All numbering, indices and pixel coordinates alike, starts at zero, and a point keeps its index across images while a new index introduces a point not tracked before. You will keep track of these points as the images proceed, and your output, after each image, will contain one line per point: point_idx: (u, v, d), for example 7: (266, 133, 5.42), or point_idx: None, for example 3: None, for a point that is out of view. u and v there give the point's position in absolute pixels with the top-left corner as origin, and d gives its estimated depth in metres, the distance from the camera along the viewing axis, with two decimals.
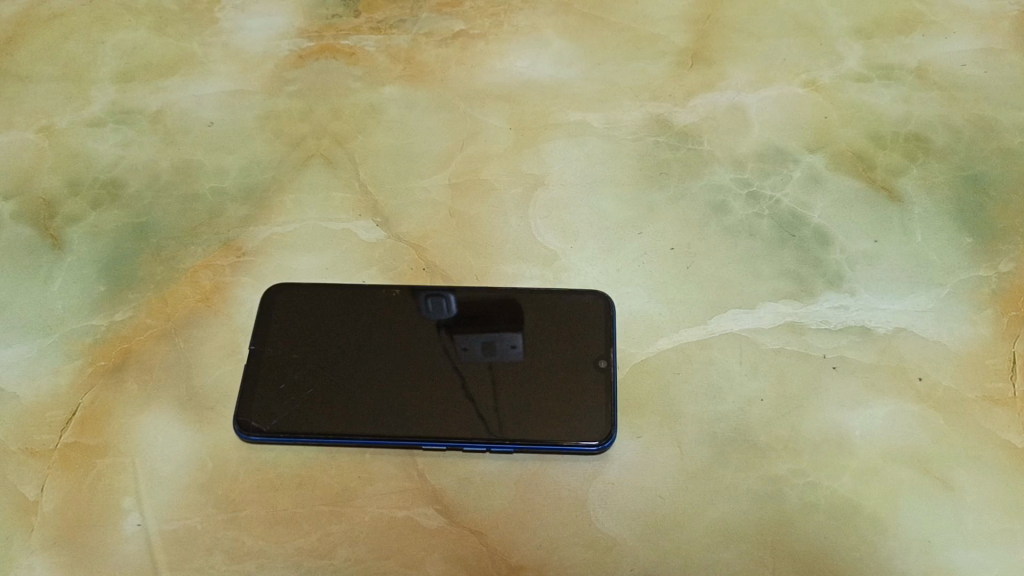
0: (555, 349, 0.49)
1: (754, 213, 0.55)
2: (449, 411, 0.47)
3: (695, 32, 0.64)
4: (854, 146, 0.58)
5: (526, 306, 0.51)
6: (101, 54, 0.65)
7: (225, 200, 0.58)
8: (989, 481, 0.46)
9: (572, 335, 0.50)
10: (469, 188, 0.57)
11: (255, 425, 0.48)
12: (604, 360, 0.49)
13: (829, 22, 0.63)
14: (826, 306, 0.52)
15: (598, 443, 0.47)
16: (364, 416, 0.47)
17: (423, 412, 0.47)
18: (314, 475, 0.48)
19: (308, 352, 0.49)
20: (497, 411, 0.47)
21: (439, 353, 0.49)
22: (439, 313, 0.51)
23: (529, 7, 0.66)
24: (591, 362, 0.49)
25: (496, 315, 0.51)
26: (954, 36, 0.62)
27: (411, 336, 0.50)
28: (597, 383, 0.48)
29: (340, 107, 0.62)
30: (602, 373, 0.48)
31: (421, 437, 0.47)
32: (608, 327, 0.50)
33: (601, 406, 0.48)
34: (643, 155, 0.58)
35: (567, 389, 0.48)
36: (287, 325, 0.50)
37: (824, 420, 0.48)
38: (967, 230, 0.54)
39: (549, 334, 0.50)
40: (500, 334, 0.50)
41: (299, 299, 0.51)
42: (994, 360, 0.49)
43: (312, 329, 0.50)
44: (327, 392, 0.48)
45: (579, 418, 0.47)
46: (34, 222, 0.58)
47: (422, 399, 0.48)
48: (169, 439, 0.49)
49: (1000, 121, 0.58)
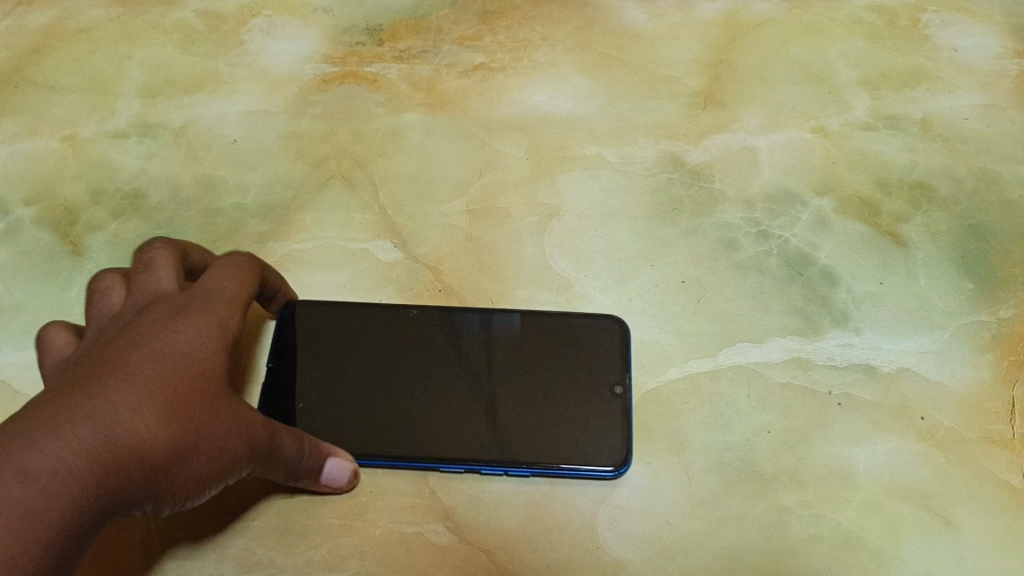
0: (557, 381, 0.50)
1: (763, 251, 0.57)
2: (453, 438, 0.48)
3: (708, 76, 0.65)
4: (861, 192, 0.60)
5: (526, 336, 0.51)
6: (127, 69, 0.67)
7: (246, 215, 0.59)
8: (989, 520, 0.47)
9: (578, 366, 0.51)
10: (486, 214, 0.59)
11: None
12: (618, 387, 0.50)
13: (837, 72, 0.66)
14: (832, 343, 0.53)
15: (611, 468, 0.47)
16: (371, 442, 0.48)
17: (436, 436, 0.48)
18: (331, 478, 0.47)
19: (324, 371, 0.50)
20: (499, 443, 0.48)
21: (439, 383, 0.50)
22: (438, 342, 0.51)
23: (547, 45, 0.68)
24: (605, 389, 0.50)
25: (495, 344, 0.51)
26: (957, 92, 0.64)
27: (410, 365, 0.50)
28: (613, 408, 0.49)
29: (362, 131, 0.63)
30: (618, 399, 0.50)
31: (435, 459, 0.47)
32: (620, 354, 0.51)
33: (615, 433, 0.48)
34: (657, 190, 0.60)
35: (574, 417, 0.49)
36: (302, 344, 0.51)
37: (830, 453, 0.49)
38: (968, 277, 0.56)
39: (552, 366, 0.50)
40: (500, 364, 0.50)
41: (310, 323, 0.52)
42: (994, 403, 0.51)
43: (321, 353, 0.51)
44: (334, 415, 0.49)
45: (589, 445, 0.48)
46: (55, 228, 0.59)
47: (427, 426, 0.48)
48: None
49: (1002, 175, 0.60)
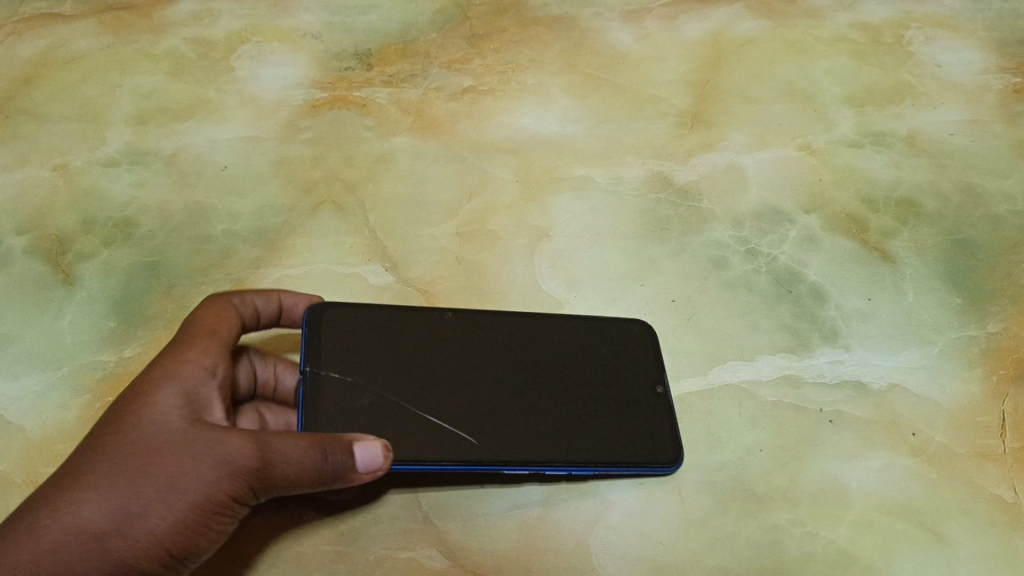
0: (605, 382, 0.49)
1: (752, 269, 0.57)
2: (524, 438, 0.46)
3: (695, 96, 0.66)
4: (849, 209, 0.60)
5: (568, 339, 0.51)
6: (117, 98, 0.67)
7: (237, 241, 0.60)
8: (983, 536, 0.47)
9: (618, 366, 0.50)
10: (476, 237, 0.59)
11: None
12: (659, 386, 0.50)
13: (823, 90, 0.66)
14: (822, 360, 0.53)
15: (670, 464, 0.47)
16: (437, 443, 0.45)
17: (506, 437, 0.46)
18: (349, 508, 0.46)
19: (371, 375, 0.46)
20: (566, 442, 0.47)
21: (493, 386, 0.48)
22: (479, 340, 0.49)
23: (535, 67, 0.68)
24: (647, 386, 0.50)
25: (542, 346, 0.50)
26: (942, 107, 0.65)
27: (468, 365, 0.48)
28: (657, 407, 0.49)
29: (352, 155, 0.63)
30: (659, 397, 0.49)
31: (505, 461, 0.45)
32: (653, 354, 0.51)
33: (669, 430, 0.48)
34: (645, 211, 0.60)
35: (637, 416, 0.48)
36: (343, 345, 0.47)
37: (819, 472, 0.49)
38: (956, 291, 0.56)
39: (593, 364, 0.50)
40: (545, 365, 0.49)
41: (345, 321, 0.48)
42: (983, 418, 0.51)
43: (362, 353, 0.47)
44: (394, 420, 0.45)
45: (648, 442, 0.48)
46: (46, 257, 0.59)
47: (492, 427, 0.46)
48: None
49: (988, 189, 0.61)
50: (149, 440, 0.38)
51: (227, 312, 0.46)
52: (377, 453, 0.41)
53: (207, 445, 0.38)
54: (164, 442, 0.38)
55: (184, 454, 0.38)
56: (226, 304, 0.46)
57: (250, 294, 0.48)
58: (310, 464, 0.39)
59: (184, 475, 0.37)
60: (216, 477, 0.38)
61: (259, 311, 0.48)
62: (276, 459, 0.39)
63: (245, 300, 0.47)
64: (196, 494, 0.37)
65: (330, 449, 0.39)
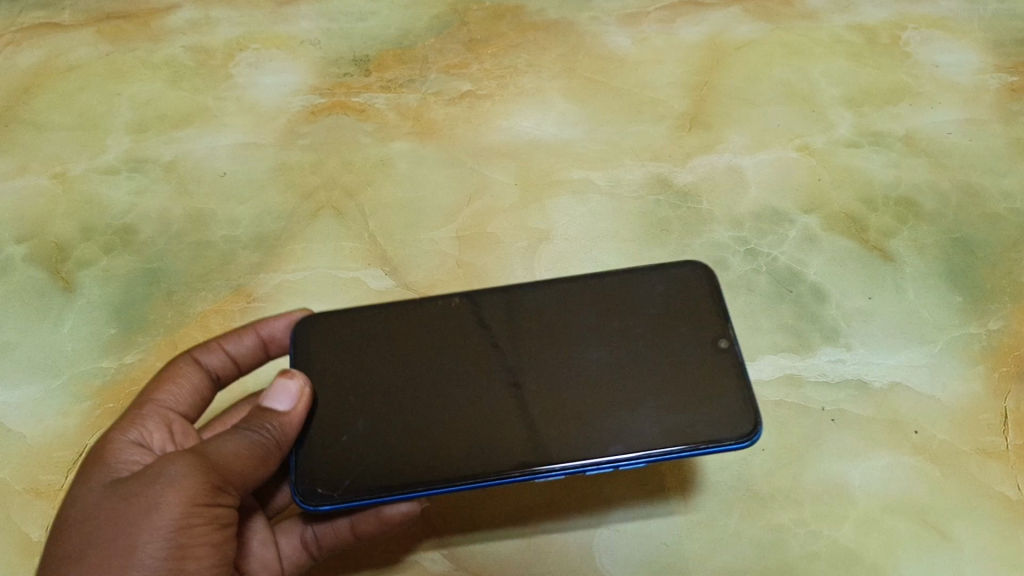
0: (652, 349, 0.43)
1: (752, 269, 0.57)
2: (548, 437, 0.41)
3: (693, 98, 0.66)
4: (848, 209, 0.60)
5: (601, 308, 0.45)
6: (116, 106, 0.67)
7: (237, 247, 0.60)
8: (987, 533, 0.47)
9: (666, 323, 0.44)
10: (476, 241, 0.59)
11: (322, 493, 0.40)
12: (723, 339, 0.43)
13: (821, 91, 0.66)
14: (823, 359, 0.53)
15: (740, 439, 0.40)
16: (439, 462, 0.41)
17: (526, 437, 0.41)
18: (357, 529, 0.45)
19: (366, 390, 0.43)
20: (605, 437, 0.41)
21: (510, 382, 0.43)
22: (498, 325, 0.45)
23: (534, 71, 0.69)
24: (707, 343, 0.43)
25: (568, 323, 0.45)
26: (940, 107, 0.65)
27: (478, 358, 0.44)
28: (722, 366, 0.42)
29: (351, 161, 0.63)
30: (723, 353, 0.42)
31: (532, 471, 0.40)
32: (713, 301, 0.44)
33: (736, 399, 0.41)
34: (644, 213, 0.60)
35: (693, 389, 0.42)
36: (332, 361, 0.44)
37: (822, 471, 0.49)
38: (957, 290, 0.56)
39: (637, 327, 0.44)
40: (581, 341, 0.44)
41: (334, 328, 0.45)
42: (987, 415, 0.51)
43: (347, 368, 0.44)
44: (395, 442, 0.42)
45: (708, 418, 0.41)
46: (46, 265, 0.59)
47: (505, 430, 0.42)
48: (254, 539, 0.45)
49: (987, 188, 0.61)
50: (90, 516, 0.36)
51: (182, 373, 0.46)
52: (292, 387, 0.41)
53: (147, 477, 0.36)
54: (109, 496, 0.37)
55: (128, 499, 0.36)
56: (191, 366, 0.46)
57: (213, 342, 0.47)
58: (250, 442, 0.39)
59: (150, 507, 0.35)
60: (185, 492, 0.36)
61: (234, 356, 0.48)
62: (219, 451, 0.38)
63: (207, 351, 0.47)
64: (175, 514, 0.35)
65: (262, 426, 0.40)
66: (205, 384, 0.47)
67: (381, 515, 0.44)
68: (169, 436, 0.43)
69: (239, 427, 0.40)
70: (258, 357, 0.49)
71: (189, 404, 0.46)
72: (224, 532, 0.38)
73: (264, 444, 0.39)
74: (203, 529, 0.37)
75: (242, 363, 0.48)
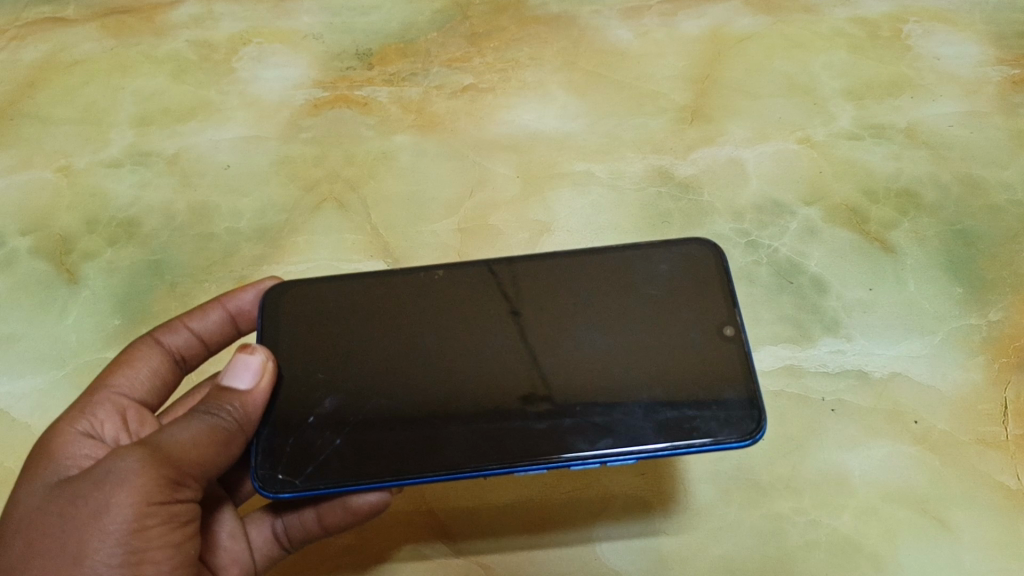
0: (653, 330, 0.44)
1: (753, 261, 0.58)
2: (529, 427, 0.41)
3: (694, 91, 0.66)
4: (849, 201, 0.60)
5: (596, 288, 0.46)
6: (120, 100, 0.68)
7: (240, 239, 0.60)
8: (986, 522, 0.47)
9: (671, 306, 0.44)
10: (477, 233, 0.59)
11: (284, 479, 0.40)
12: (728, 328, 0.43)
13: (822, 84, 0.67)
14: (824, 350, 0.53)
15: (744, 437, 0.39)
16: (410, 446, 0.40)
17: (502, 424, 0.41)
18: (324, 521, 0.44)
19: (337, 368, 0.44)
20: (589, 429, 0.40)
21: (491, 364, 0.43)
22: (498, 299, 0.46)
23: (535, 65, 0.69)
24: (712, 331, 0.43)
25: (561, 301, 0.45)
26: (941, 99, 0.65)
27: (461, 339, 0.45)
28: (728, 353, 0.42)
29: (353, 154, 0.64)
30: (729, 340, 0.42)
31: (515, 462, 0.39)
32: (717, 281, 0.45)
33: (738, 391, 0.41)
34: (645, 205, 0.61)
35: (684, 378, 0.42)
36: (303, 336, 0.45)
37: (822, 460, 0.49)
38: (957, 281, 0.56)
39: (641, 307, 0.45)
40: (576, 322, 0.45)
41: (311, 302, 0.46)
42: (986, 405, 0.51)
43: (323, 346, 0.44)
44: (365, 423, 0.41)
45: (707, 411, 0.40)
46: (51, 258, 0.60)
47: (480, 416, 0.41)
48: (221, 531, 0.44)
49: (988, 180, 0.61)
50: (39, 520, 0.36)
51: (141, 356, 0.46)
52: (253, 363, 0.41)
53: (97, 476, 0.36)
54: (60, 498, 0.36)
55: (77, 502, 0.35)
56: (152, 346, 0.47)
57: (176, 322, 0.48)
58: (208, 428, 0.38)
59: (100, 510, 0.35)
60: (136, 492, 0.35)
61: (199, 334, 0.49)
62: (173, 441, 0.37)
63: (170, 332, 0.48)
64: (127, 515, 0.35)
65: (221, 408, 0.39)
66: (166, 365, 0.47)
67: (348, 504, 0.42)
68: (121, 425, 0.43)
69: (197, 411, 0.39)
70: (226, 332, 0.50)
71: (148, 388, 0.46)
72: (183, 525, 0.38)
73: (223, 428, 0.38)
74: (159, 528, 0.36)
75: (209, 340, 0.49)
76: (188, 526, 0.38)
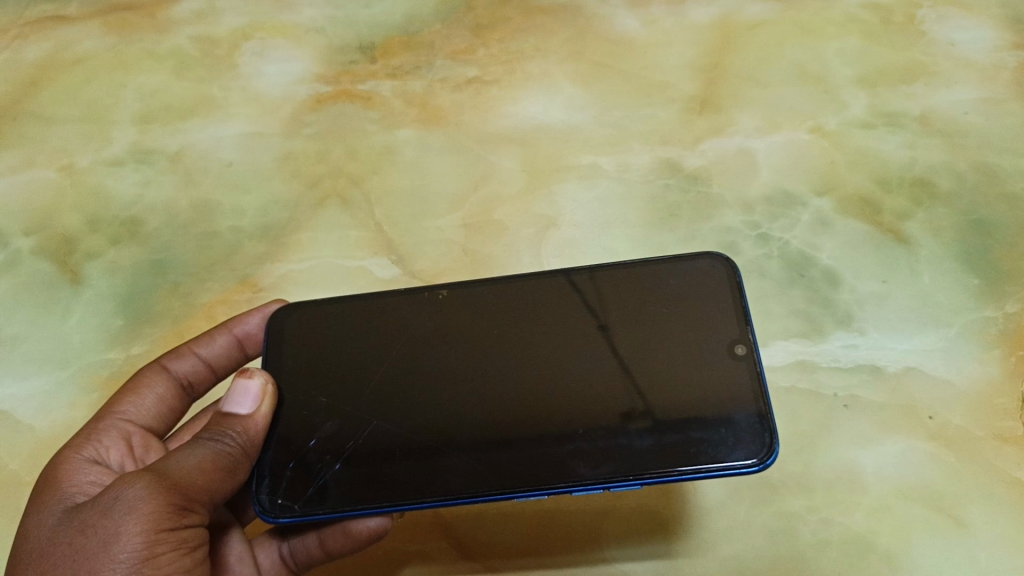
0: (661, 346, 0.43)
1: (764, 254, 0.57)
2: (531, 453, 0.40)
3: (703, 80, 0.65)
4: (862, 191, 0.59)
5: (602, 304, 0.44)
6: (122, 97, 0.67)
7: (243, 237, 0.59)
8: (1002, 519, 0.46)
9: (682, 321, 0.43)
10: (482, 227, 0.59)
11: (284, 505, 0.40)
12: (740, 346, 0.42)
13: (833, 71, 0.65)
14: (836, 344, 0.52)
15: (752, 462, 0.38)
16: (409, 472, 0.40)
17: (505, 450, 0.40)
18: (326, 546, 0.43)
19: (339, 390, 0.43)
20: (590, 455, 0.39)
21: (495, 388, 0.43)
22: (501, 318, 0.45)
23: (541, 56, 0.68)
24: (722, 349, 0.42)
25: (565, 321, 0.44)
26: (956, 86, 0.64)
27: (465, 361, 0.44)
28: (737, 372, 0.41)
29: (356, 149, 0.63)
30: (740, 360, 0.41)
31: (515, 489, 0.39)
32: (728, 297, 0.43)
33: (748, 413, 0.40)
34: (653, 198, 0.60)
35: (692, 398, 0.41)
36: (305, 358, 0.44)
37: (835, 457, 0.48)
38: (973, 272, 0.55)
39: (648, 323, 0.44)
40: (579, 342, 0.44)
41: (311, 322, 0.45)
42: (1003, 399, 0.49)
43: (325, 369, 0.44)
44: (365, 449, 0.41)
45: (715, 434, 0.39)
46: (54, 258, 0.59)
47: (484, 441, 0.41)
48: (232, 556, 0.44)
49: (1003, 168, 0.59)
50: (49, 549, 0.35)
51: (147, 383, 0.46)
52: (252, 388, 0.41)
53: (105, 505, 0.35)
54: (71, 525, 0.36)
55: (85, 531, 0.35)
56: (160, 373, 0.47)
57: (183, 347, 0.48)
58: (213, 455, 0.38)
59: (109, 539, 0.34)
60: (145, 520, 0.35)
61: (206, 358, 0.48)
62: (179, 468, 0.37)
63: (177, 358, 0.47)
64: (136, 544, 0.34)
65: (225, 434, 0.39)
66: (174, 392, 0.47)
67: (348, 530, 0.42)
68: (127, 451, 0.44)
69: (200, 438, 0.39)
70: (234, 356, 0.49)
71: (154, 415, 0.46)
72: (192, 550, 0.37)
73: (227, 454, 0.38)
74: (170, 555, 0.35)
75: (216, 365, 0.49)
76: (198, 550, 0.37)
